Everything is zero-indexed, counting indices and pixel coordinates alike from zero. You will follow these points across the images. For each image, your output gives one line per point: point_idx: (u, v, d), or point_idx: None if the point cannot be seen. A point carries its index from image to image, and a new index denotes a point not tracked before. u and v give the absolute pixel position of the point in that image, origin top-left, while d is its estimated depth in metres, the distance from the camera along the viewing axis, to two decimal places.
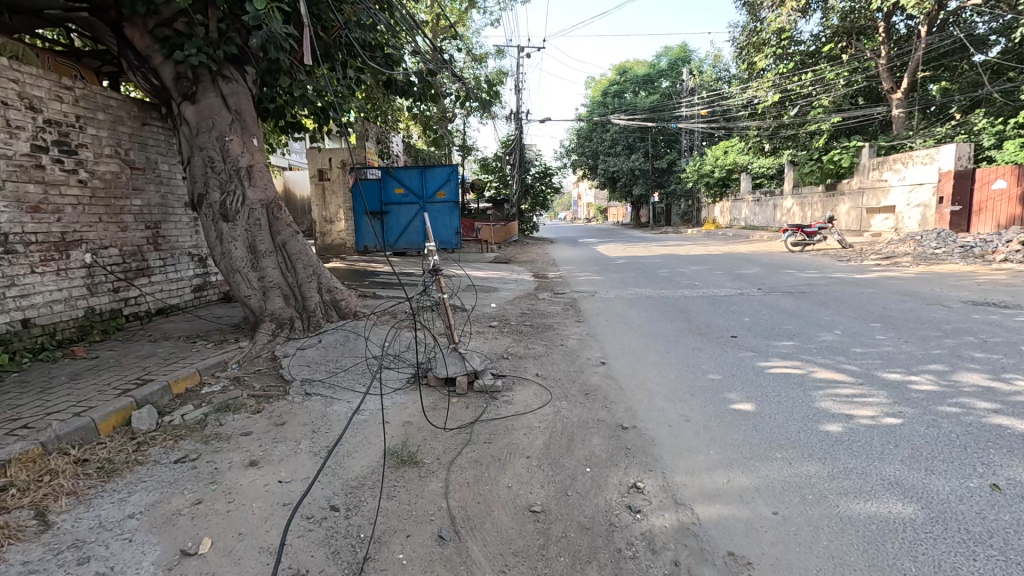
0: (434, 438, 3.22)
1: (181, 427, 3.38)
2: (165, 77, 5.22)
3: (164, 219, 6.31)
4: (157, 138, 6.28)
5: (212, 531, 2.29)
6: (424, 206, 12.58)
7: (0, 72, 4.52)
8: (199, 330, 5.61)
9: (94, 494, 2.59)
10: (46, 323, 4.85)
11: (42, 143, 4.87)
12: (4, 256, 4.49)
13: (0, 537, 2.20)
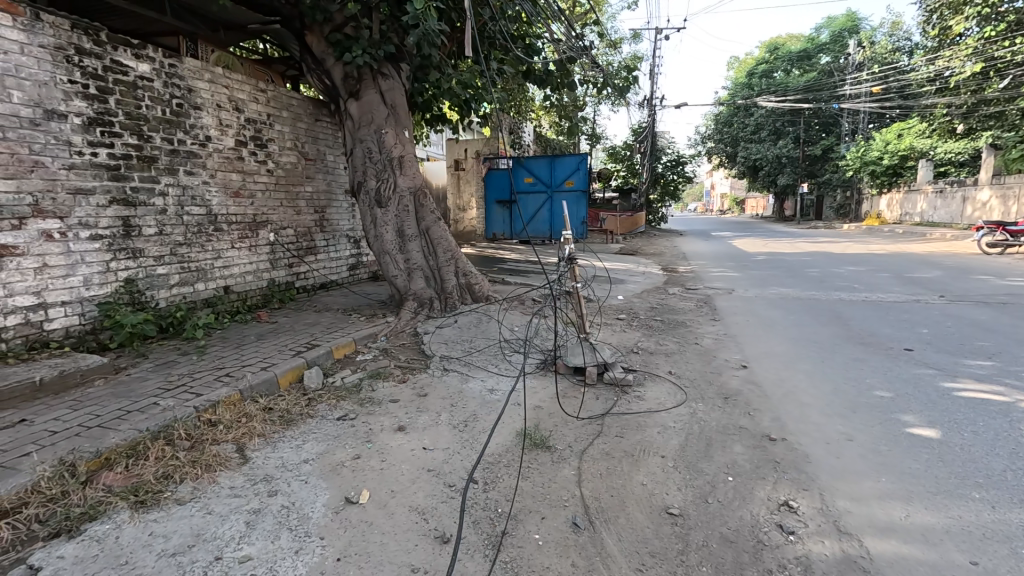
0: (565, 425, 3.24)
1: (341, 389, 3.82)
2: (335, 77, 5.83)
3: (328, 205, 7.15)
4: (326, 132, 7.11)
5: (370, 484, 2.56)
6: (552, 195, 12.71)
7: (217, 79, 5.41)
8: (354, 304, 6.30)
9: (278, 438, 3.04)
10: (240, 291, 5.79)
11: (243, 138, 5.77)
12: (214, 233, 5.42)
13: (214, 463, 2.67)
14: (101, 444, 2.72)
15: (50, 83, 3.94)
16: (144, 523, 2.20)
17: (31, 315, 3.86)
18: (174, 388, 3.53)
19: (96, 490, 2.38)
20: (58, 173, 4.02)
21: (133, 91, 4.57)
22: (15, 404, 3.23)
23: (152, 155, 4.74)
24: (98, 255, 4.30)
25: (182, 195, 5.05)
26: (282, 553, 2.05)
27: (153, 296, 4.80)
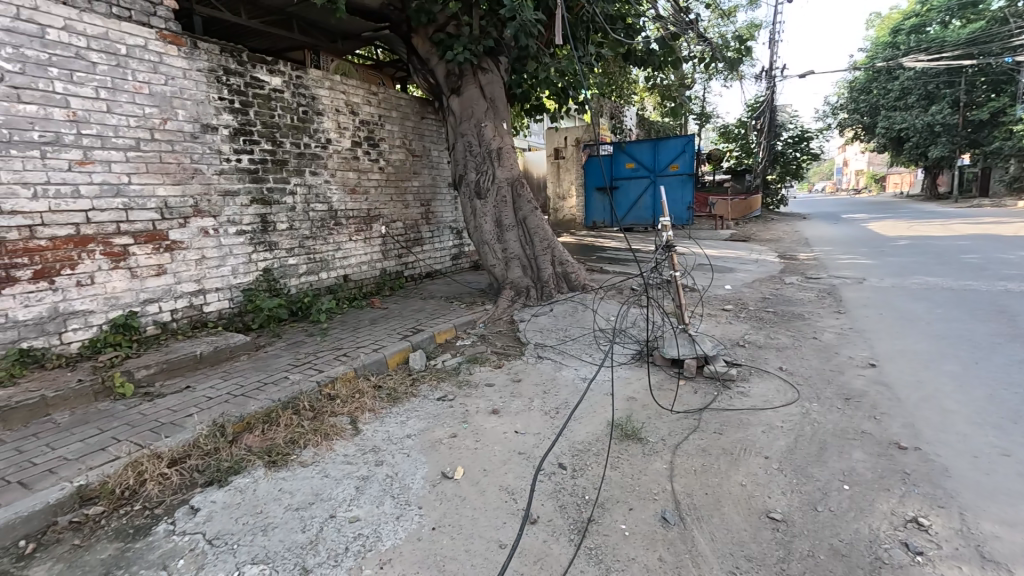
0: (660, 418, 3.15)
1: (442, 371, 4.06)
2: (439, 75, 6.11)
3: (433, 198, 7.55)
4: (431, 129, 7.49)
5: (464, 462, 2.71)
6: (655, 179, 12.22)
7: (336, 87, 5.94)
8: (456, 292, 6.62)
9: (385, 414, 3.32)
10: (357, 279, 6.35)
11: (358, 139, 6.28)
12: (335, 227, 6.00)
13: (332, 432, 3.00)
14: (244, 410, 3.17)
15: (204, 100, 4.60)
16: (276, 479, 2.55)
17: (194, 299, 4.59)
18: (301, 365, 3.99)
19: (240, 448, 2.79)
20: (212, 178, 4.69)
21: (268, 103, 5.18)
22: (183, 373, 3.89)
23: (283, 159, 5.35)
24: (242, 248, 4.98)
25: (308, 194, 5.65)
26: (385, 517, 2.26)
27: (286, 283, 5.45)
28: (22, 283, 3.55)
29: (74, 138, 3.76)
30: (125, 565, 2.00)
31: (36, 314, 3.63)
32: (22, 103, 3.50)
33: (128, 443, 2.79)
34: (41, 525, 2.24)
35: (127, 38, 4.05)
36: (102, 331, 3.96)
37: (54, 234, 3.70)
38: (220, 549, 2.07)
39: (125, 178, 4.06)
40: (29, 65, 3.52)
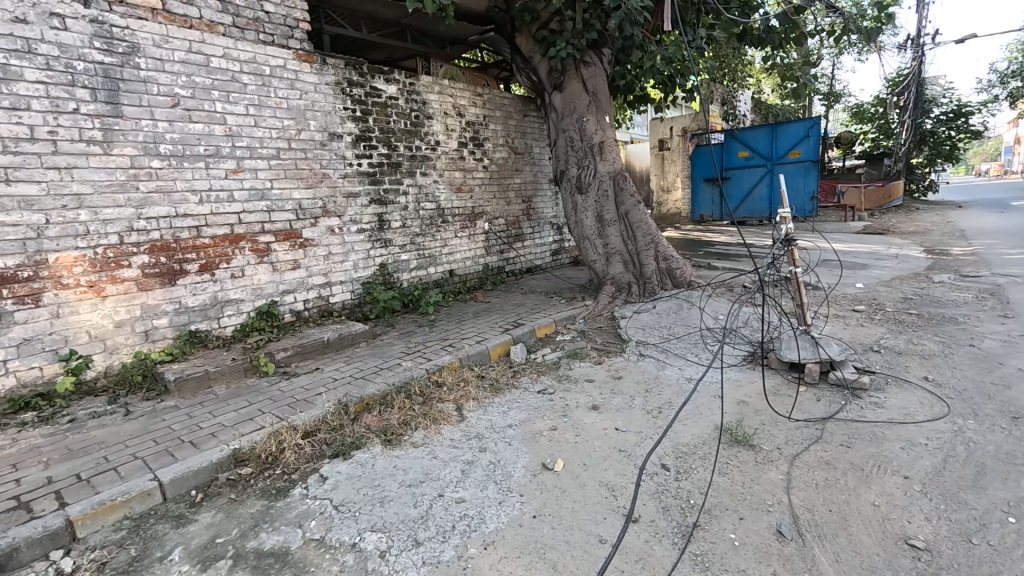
0: (775, 425, 2.93)
1: (542, 364, 4.13)
2: (542, 73, 6.17)
3: (534, 194, 7.65)
4: (533, 126, 7.58)
5: (564, 455, 2.74)
6: (773, 168, 11.24)
7: (444, 91, 6.25)
8: (556, 288, 6.66)
9: (488, 403, 3.45)
10: (462, 274, 6.65)
11: (464, 140, 6.55)
12: (442, 224, 6.33)
13: (440, 417, 3.18)
14: (364, 392, 3.48)
15: (331, 111, 5.08)
16: (392, 457, 2.77)
17: (322, 291, 5.11)
18: (412, 353, 4.29)
19: (360, 426, 3.07)
20: (338, 181, 5.17)
21: (384, 110, 5.59)
22: (313, 356, 4.35)
23: (397, 161, 5.75)
24: (362, 244, 5.44)
25: (419, 193, 6.03)
26: (489, 501, 2.36)
27: (399, 277, 5.86)
28: (191, 275, 4.20)
29: (230, 150, 4.36)
30: (269, 520, 2.30)
31: (201, 301, 4.27)
32: (192, 122, 4.12)
33: (271, 415, 3.19)
34: (207, 479, 2.65)
35: (270, 60, 4.59)
36: (251, 317, 4.57)
37: (215, 233, 4.32)
38: (345, 515, 2.30)
39: (269, 183, 4.63)
40: (197, 90, 4.13)
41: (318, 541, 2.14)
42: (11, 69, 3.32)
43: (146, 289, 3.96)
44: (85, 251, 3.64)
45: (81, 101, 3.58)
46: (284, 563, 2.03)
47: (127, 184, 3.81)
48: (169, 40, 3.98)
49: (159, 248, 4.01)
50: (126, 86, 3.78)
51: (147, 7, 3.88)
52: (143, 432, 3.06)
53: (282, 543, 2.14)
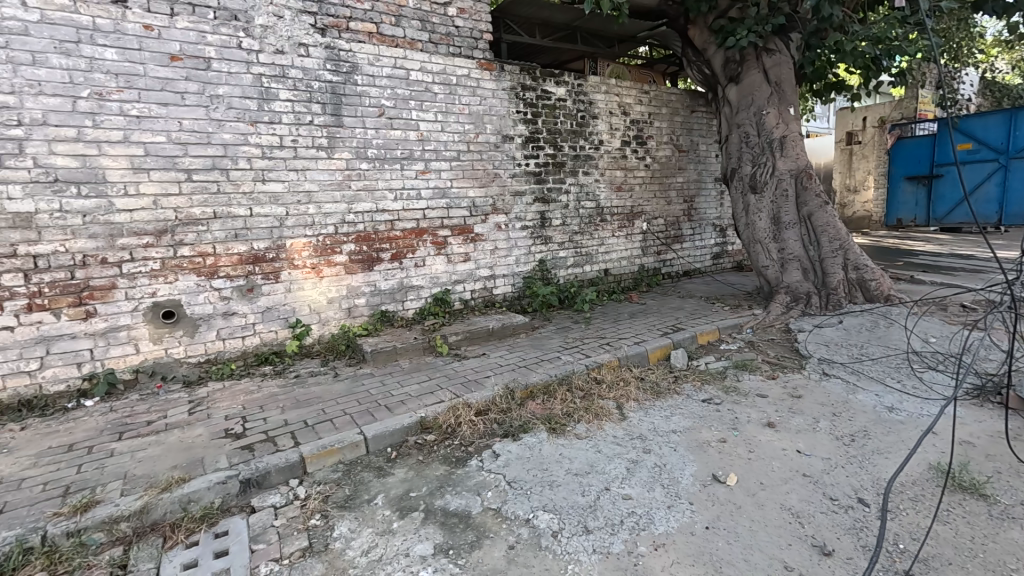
0: (1015, 476, 2.41)
1: (706, 372, 3.93)
2: (716, 65, 5.81)
3: (698, 193, 7.28)
4: (701, 122, 7.19)
5: (737, 470, 2.58)
6: (1007, 164, 9.18)
7: (610, 89, 6.24)
8: (717, 293, 6.26)
9: (649, 406, 3.40)
10: (616, 273, 6.61)
11: (627, 138, 6.47)
12: (601, 223, 6.36)
13: (601, 413, 3.23)
14: (528, 380, 3.68)
15: (506, 114, 5.41)
16: (558, 444, 2.89)
17: (487, 283, 5.49)
18: (570, 348, 4.39)
19: (526, 412, 3.26)
20: (507, 181, 5.51)
21: (553, 112, 5.77)
22: (479, 342, 4.72)
23: (562, 161, 5.92)
24: (525, 241, 5.72)
25: (581, 192, 6.12)
26: (657, 503, 2.34)
27: (556, 274, 6.03)
28: (385, 262, 4.82)
29: (421, 153, 4.90)
30: (452, 484, 2.57)
31: (391, 285, 4.88)
32: (393, 129, 4.71)
33: (448, 391, 3.55)
34: (399, 439, 3.04)
35: (457, 70, 5.03)
36: (427, 302, 5.10)
37: (405, 227, 4.90)
38: (518, 492, 2.47)
39: (449, 182, 5.11)
40: (398, 101, 4.71)
41: (495, 511, 2.34)
42: (271, 91, 4.12)
43: (351, 273, 4.65)
44: (311, 238, 4.41)
45: (315, 114, 4.32)
46: (468, 525, 2.26)
47: (342, 183, 4.51)
48: (380, 59, 4.59)
49: (362, 238, 4.68)
50: (347, 101, 4.46)
51: (366, 31, 4.52)
52: (348, 393, 3.62)
53: (464, 506, 2.39)
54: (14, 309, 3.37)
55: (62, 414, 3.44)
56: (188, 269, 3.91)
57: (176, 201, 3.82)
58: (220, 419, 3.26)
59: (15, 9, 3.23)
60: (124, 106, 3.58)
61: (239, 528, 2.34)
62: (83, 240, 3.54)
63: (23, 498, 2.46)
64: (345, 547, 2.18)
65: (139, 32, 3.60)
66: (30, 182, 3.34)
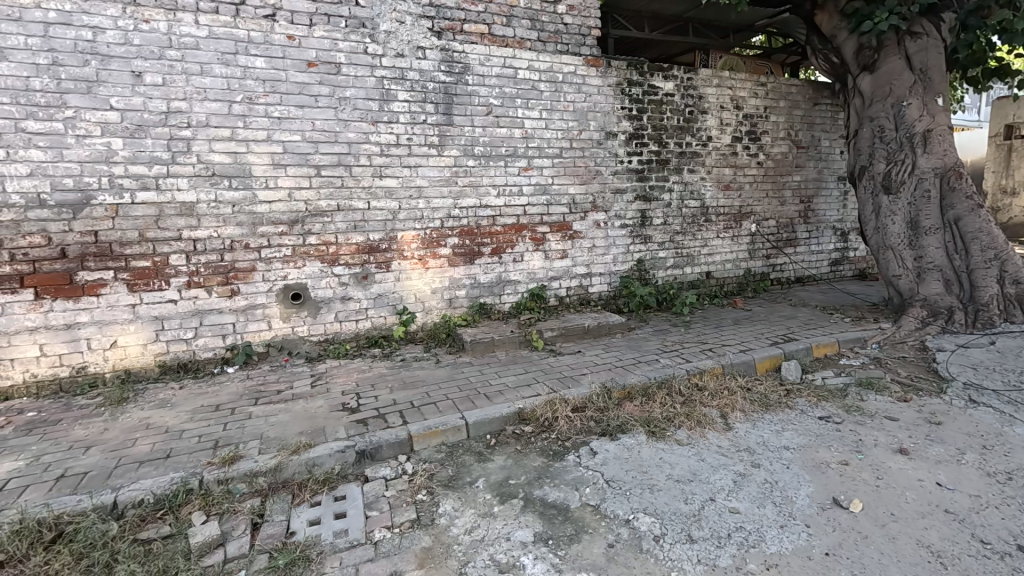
0: None
1: (822, 388, 3.62)
2: (846, 53, 5.28)
3: (816, 193, 6.69)
4: (825, 115, 6.59)
5: (862, 496, 2.36)
6: None
7: (722, 82, 5.91)
8: (836, 303, 5.72)
9: (757, 418, 3.21)
10: (719, 276, 6.27)
11: (739, 134, 6.09)
12: (705, 223, 6.06)
13: (703, 421, 3.10)
14: (625, 380, 3.62)
15: (610, 111, 5.33)
16: (657, 448, 2.83)
17: (583, 280, 5.46)
18: (669, 352, 4.25)
19: (623, 412, 3.21)
20: (608, 179, 5.43)
21: (659, 108, 5.59)
22: (574, 339, 4.72)
23: (666, 158, 5.72)
24: (624, 240, 5.62)
25: (685, 190, 5.88)
26: (768, 520, 2.21)
27: (654, 275, 5.85)
28: (485, 256, 4.98)
29: (525, 150, 4.98)
30: (550, 476, 2.61)
31: (490, 279, 5.03)
32: (499, 127, 4.84)
33: (544, 385, 3.59)
34: (498, 428, 3.13)
35: (564, 67, 5.04)
36: (524, 297, 5.19)
37: (506, 222, 5.02)
38: (617, 491, 2.46)
39: (551, 180, 5.15)
40: (506, 99, 4.83)
41: (594, 508, 2.35)
42: (391, 93, 4.41)
43: (454, 265, 4.86)
44: (420, 231, 4.67)
45: (429, 114, 4.56)
46: (567, 518, 2.29)
47: (450, 179, 4.72)
48: (490, 59, 4.73)
49: (466, 232, 4.87)
50: (458, 100, 4.65)
51: (478, 33, 4.67)
52: (450, 379, 3.79)
53: (563, 499, 2.42)
54: (178, 285, 3.91)
55: (210, 378, 3.96)
56: (313, 256, 4.31)
57: (307, 194, 4.22)
58: (337, 394, 3.57)
59: (190, 26, 3.74)
60: (269, 109, 4.02)
61: (355, 494, 2.55)
62: (232, 227, 4.03)
63: (183, 447, 2.86)
64: (450, 524, 2.30)
65: (284, 42, 4.01)
66: (194, 176, 3.86)
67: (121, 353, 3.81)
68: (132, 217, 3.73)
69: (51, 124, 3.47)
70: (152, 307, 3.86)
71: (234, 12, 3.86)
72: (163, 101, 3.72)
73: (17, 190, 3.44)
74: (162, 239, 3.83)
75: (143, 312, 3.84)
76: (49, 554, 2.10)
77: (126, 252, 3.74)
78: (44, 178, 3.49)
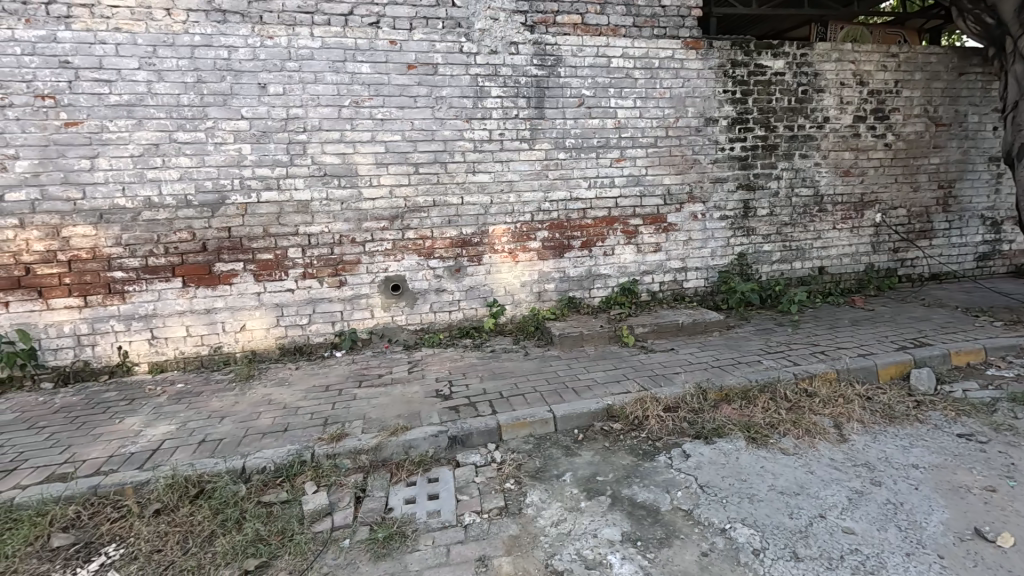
0: None
1: (963, 401, 3.16)
2: (1005, 12, 4.50)
3: (959, 177, 5.81)
4: (973, 86, 5.69)
5: (1013, 530, 2.05)
6: None
7: (844, 56, 5.31)
8: (983, 305, 4.95)
9: (878, 431, 2.88)
10: (835, 272, 5.69)
11: (863, 113, 5.45)
12: (819, 214, 5.52)
13: (814, 431, 2.85)
14: (723, 381, 3.41)
15: (711, 95, 5.02)
16: (758, 457, 2.66)
17: (677, 275, 5.22)
18: (773, 353, 3.93)
19: (720, 415, 3.04)
20: (707, 167, 5.13)
21: (767, 89, 5.16)
22: (667, 336, 4.54)
23: (774, 143, 5.28)
24: (723, 232, 5.28)
25: (795, 178, 5.39)
26: (890, 546, 1.99)
27: (758, 269, 5.45)
28: (575, 249, 4.94)
29: (617, 141, 4.85)
30: (640, 476, 2.55)
31: (579, 273, 4.98)
32: (591, 118, 4.76)
33: (634, 383, 3.49)
34: (586, 423, 3.10)
35: (661, 52, 4.82)
36: (614, 292, 5.08)
37: (597, 215, 4.93)
38: (712, 497, 2.35)
39: (644, 170, 4.97)
40: (598, 89, 4.73)
41: (686, 513, 2.26)
42: (485, 89, 4.50)
43: (543, 258, 4.87)
44: (510, 225, 4.74)
45: (521, 108, 4.60)
46: (656, 520, 2.22)
47: (541, 173, 4.73)
48: (583, 49, 4.65)
49: (556, 225, 4.85)
50: (550, 93, 4.64)
51: (571, 23, 4.61)
52: (538, 372, 3.82)
53: (653, 501, 2.35)
54: (295, 275, 4.33)
55: (321, 361, 4.34)
56: (411, 249, 4.55)
57: (406, 191, 4.46)
58: (431, 381, 3.75)
59: (306, 39, 4.09)
60: (372, 111, 4.29)
61: (448, 477, 2.66)
62: (340, 223, 4.37)
63: (298, 422, 3.17)
64: (537, 515, 2.33)
65: (387, 47, 4.25)
66: (309, 176, 4.23)
67: (249, 335, 4.30)
68: (258, 215, 4.18)
69: (196, 134, 3.97)
70: (274, 295, 4.31)
71: (343, 22, 4.15)
72: (283, 109, 4.11)
73: (170, 192, 3.99)
74: (282, 234, 4.26)
75: (267, 300, 4.30)
76: (194, 507, 2.43)
77: (253, 246, 4.21)
78: (190, 182, 4.01)
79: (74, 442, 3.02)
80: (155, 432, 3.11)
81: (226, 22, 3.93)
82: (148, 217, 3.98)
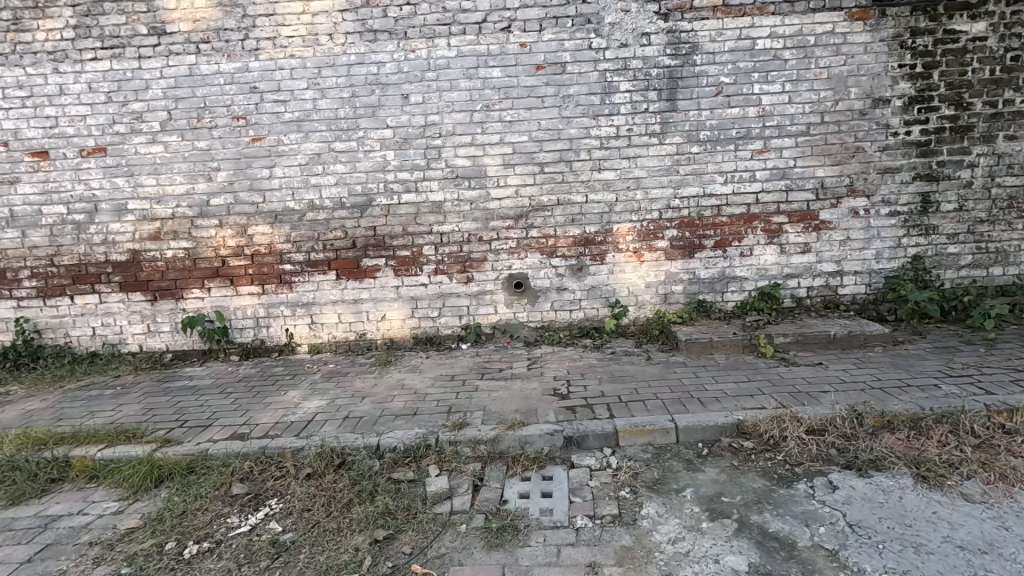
0: None
1: None
2: None
3: None
4: None
5: None
6: None
7: None
8: None
9: None
10: None
11: None
12: None
13: (1012, 477, 2.32)
14: (885, 405, 2.91)
15: (882, 72, 4.31)
16: (929, 499, 2.25)
17: (831, 279, 4.59)
18: (956, 376, 3.28)
19: (879, 445, 2.61)
20: (873, 156, 4.43)
21: (960, 58, 4.29)
22: (814, 348, 4.02)
23: (968, 124, 4.37)
24: (893, 231, 4.52)
25: (997, 164, 4.42)
26: None
27: (939, 275, 4.57)
28: (707, 249, 4.60)
29: (760, 130, 4.41)
30: (773, 503, 2.30)
31: (711, 274, 4.64)
32: (730, 107, 4.39)
33: (772, 398, 3.15)
34: (713, 437, 2.87)
35: (818, 27, 4.27)
36: (751, 296, 4.64)
37: (734, 213, 4.54)
38: (865, 540, 2.03)
39: (792, 162, 4.45)
40: (739, 75, 4.34)
41: (829, 553, 1.99)
42: (613, 85, 4.39)
43: (671, 258, 4.62)
44: (637, 223, 4.57)
45: (651, 101, 4.40)
46: (791, 555, 1.99)
47: (671, 168, 4.49)
48: (723, 33, 4.30)
49: (686, 224, 4.57)
50: (684, 83, 4.38)
51: (711, 6, 4.28)
52: (661, 377, 3.65)
53: (788, 533, 2.10)
54: (428, 271, 4.66)
55: (448, 351, 4.62)
56: (535, 248, 4.63)
57: (531, 190, 4.54)
58: (549, 378, 3.78)
59: (443, 49, 4.35)
60: (502, 114, 4.43)
61: (561, 477, 2.66)
62: (470, 222, 4.59)
63: (426, 408, 3.41)
64: (653, 529, 2.22)
65: (517, 50, 4.35)
66: (443, 179, 4.52)
67: (388, 324, 4.74)
68: (398, 215, 4.57)
69: (350, 143, 4.46)
70: (410, 289, 4.68)
71: (477, 30, 4.34)
72: (422, 117, 4.43)
73: (328, 196, 4.54)
74: (419, 233, 4.60)
75: (403, 293, 4.68)
76: (337, 475, 2.75)
77: (394, 244, 4.62)
78: (344, 186, 4.52)
79: (251, 408, 3.60)
80: (310, 405, 3.57)
81: (376, 40, 4.35)
82: (311, 218, 4.58)
